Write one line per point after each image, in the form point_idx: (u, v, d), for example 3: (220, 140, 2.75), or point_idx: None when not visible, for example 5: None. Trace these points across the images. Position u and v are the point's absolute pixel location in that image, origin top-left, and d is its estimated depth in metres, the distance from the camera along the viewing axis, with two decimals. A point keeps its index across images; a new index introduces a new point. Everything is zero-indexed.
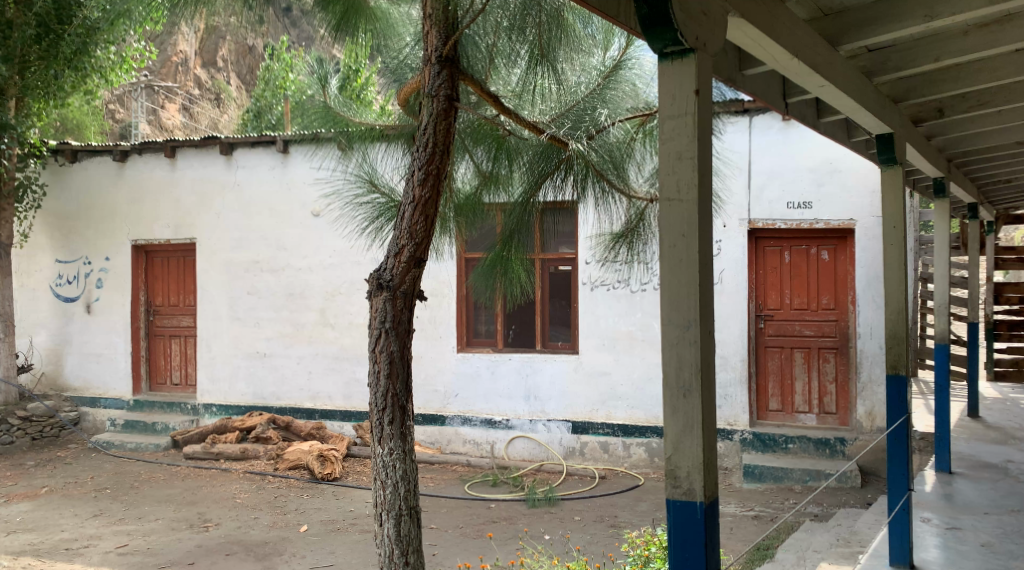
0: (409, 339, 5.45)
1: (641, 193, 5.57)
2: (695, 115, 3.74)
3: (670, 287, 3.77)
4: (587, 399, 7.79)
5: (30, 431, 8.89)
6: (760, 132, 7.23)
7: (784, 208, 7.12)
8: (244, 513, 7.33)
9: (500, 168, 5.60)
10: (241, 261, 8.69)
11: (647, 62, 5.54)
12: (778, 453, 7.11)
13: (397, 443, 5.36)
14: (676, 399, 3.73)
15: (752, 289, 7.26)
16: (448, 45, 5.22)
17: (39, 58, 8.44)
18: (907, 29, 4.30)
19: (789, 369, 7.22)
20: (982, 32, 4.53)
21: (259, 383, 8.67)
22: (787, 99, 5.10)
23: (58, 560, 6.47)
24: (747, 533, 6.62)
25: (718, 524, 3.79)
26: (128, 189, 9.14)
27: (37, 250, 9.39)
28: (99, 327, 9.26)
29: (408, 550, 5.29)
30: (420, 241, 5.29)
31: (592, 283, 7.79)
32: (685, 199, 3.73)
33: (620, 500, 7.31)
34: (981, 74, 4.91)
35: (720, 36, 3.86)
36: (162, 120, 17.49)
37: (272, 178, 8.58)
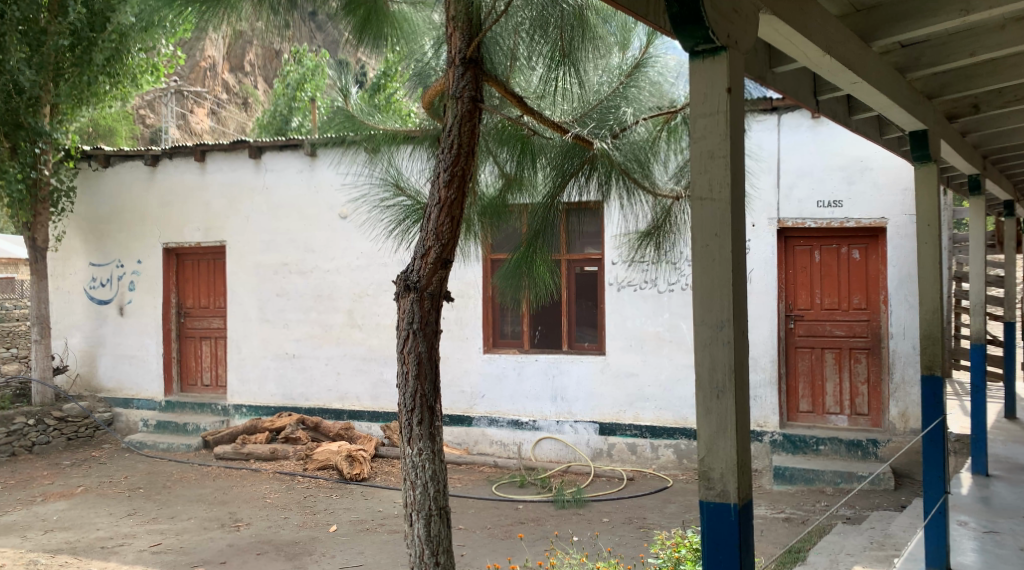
0: (437, 339, 5.25)
1: (666, 192, 5.49)
2: (728, 114, 3.70)
3: (700, 289, 3.71)
4: (614, 400, 8.29)
5: (65, 432, 9.80)
6: (789, 130, 7.87)
7: (815, 207, 7.77)
8: (274, 513, 7.63)
9: (524, 169, 5.50)
10: (270, 263, 9.52)
11: (673, 59, 5.46)
12: (808, 454, 7.72)
13: (426, 444, 5.17)
14: (709, 401, 3.69)
15: (783, 290, 7.95)
16: (472, 46, 5.08)
17: (72, 65, 9.22)
18: (941, 24, 4.36)
19: (820, 369, 7.91)
20: (1018, 26, 4.62)
21: (288, 384, 9.48)
22: (819, 97, 5.21)
23: (95, 559, 6.83)
24: (777, 536, 6.71)
25: (753, 525, 3.73)
26: (160, 191, 9.99)
27: (72, 253, 10.28)
28: (131, 329, 10.11)
29: (439, 550, 5.09)
30: (447, 241, 5.12)
31: (618, 283, 8.28)
32: (716, 198, 3.69)
33: (649, 501, 7.45)
34: (1018, 69, 5.00)
35: (752, 34, 3.83)
36: (191, 124, 21.16)
37: (300, 181, 9.40)
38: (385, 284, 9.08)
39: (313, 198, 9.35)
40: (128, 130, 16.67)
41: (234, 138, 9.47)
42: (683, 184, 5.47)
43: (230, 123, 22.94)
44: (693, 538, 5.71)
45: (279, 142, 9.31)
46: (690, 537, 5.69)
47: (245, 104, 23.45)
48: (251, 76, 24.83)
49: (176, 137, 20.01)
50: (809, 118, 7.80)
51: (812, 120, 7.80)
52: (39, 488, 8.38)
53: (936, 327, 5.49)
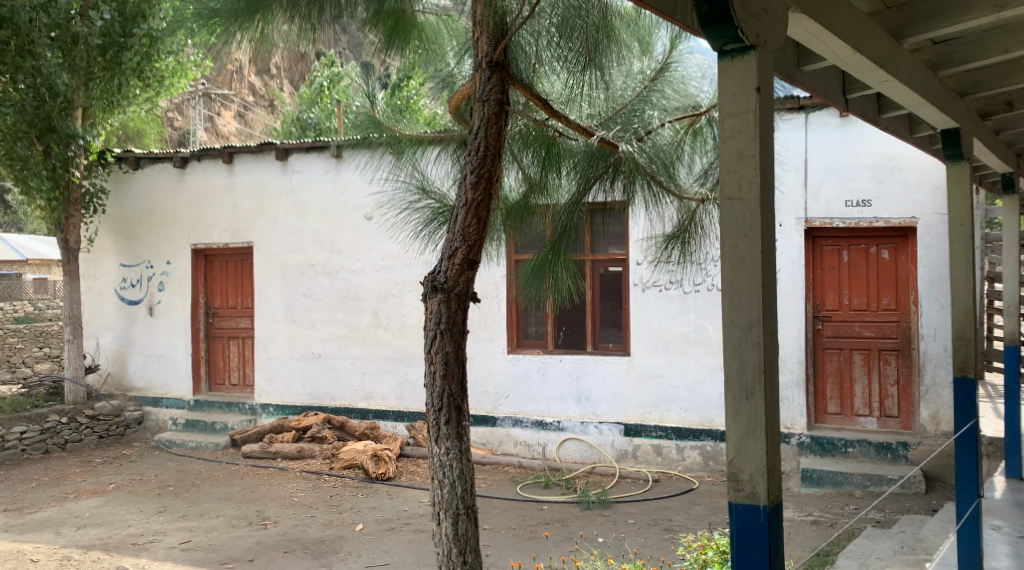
0: (465, 340, 5.24)
1: (691, 194, 5.44)
2: (757, 114, 3.67)
3: (730, 290, 3.67)
4: (638, 401, 8.26)
5: (97, 430, 9.90)
6: (817, 128, 7.78)
7: (843, 206, 7.68)
8: (301, 512, 7.68)
9: (549, 175, 5.47)
10: (296, 263, 9.60)
11: (699, 59, 5.40)
12: (836, 457, 7.64)
13: (453, 443, 5.17)
14: (738, 402, 3.65)
15: (810, 290, 7.87)
16: (498, 49, 5.08)
17: (103, 70, 9.34)
18: (975, 21, 4.30)
19: (848, 371, 7.82)
20: None
21: (315, 383, 9.54)
22: (848, 95, 5.17)
23: (127, 555, 6.92)
24: (804, 538, 6.65)
25: (782, 528, 3.69)
26: (189, 193, 10.10)
27: (103, 255, 10.43)
28: (161, 329, 10.22)
29: (466, 549, 5.08)
30: (474, 242, 5.11)
31: (643, 284, 8.25)
32: (746, 199, 3.65)
33: (675, 503, 7.41)
34: None
35: (781, 33, 3.80)
36: (219, 126, 22.32)
37: (326, 183, 9.45)
38: (411, 284, 9.12)
39: (339, 199, 9.41)
40: (158, 134, 17.39)
41: (261, 140, 9.53)
42: (708, 186, 5.42)
43: (257, 124, 24.20)
44: (720, 541, 5.67)
45: (306, 144, 9.37)
46: (717, 538, 5.65)
47: (271, 106, 24.74)
48: (277, 79, 25.49)
49: (204, 140, 21.19)
50: (838, 116, 7.71)
51: (841, 119, 7.72)
52: (72, 485, 8.51)
53: (969, 328, 5.40)
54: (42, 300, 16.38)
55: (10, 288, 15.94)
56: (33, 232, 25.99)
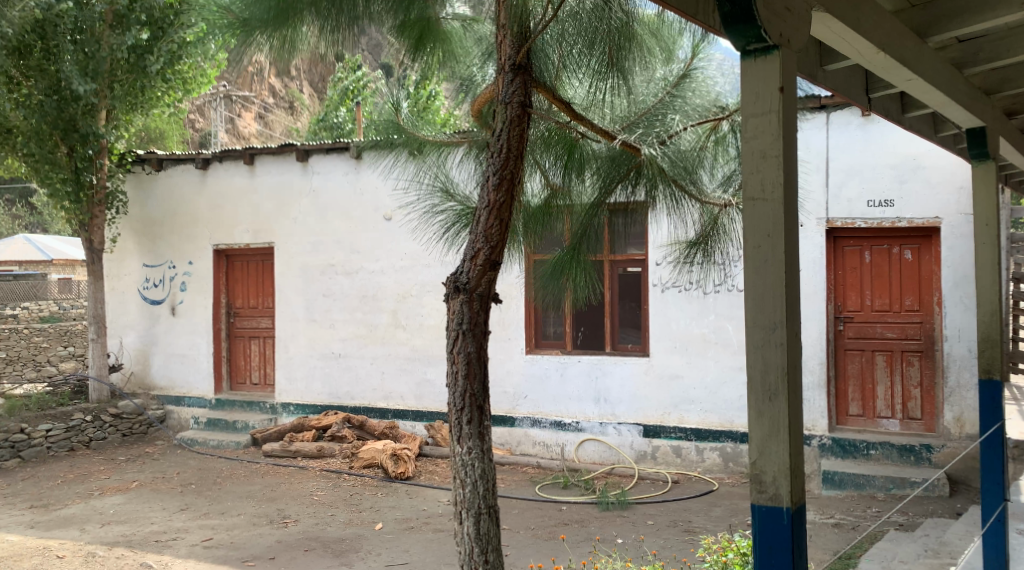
0: (486, 340, 5.19)
1: (714, 199, 5.39)
2: (780, 113, 3.64)
3: (753, 290, 3.65)
4: (657, 403, 8.23)
5: (120, 428, 10.02)
6: (838, 128, 7.71)
7: (865, 206, 7.62)
8: (322, 510, 7.72)
9: (571, 180, 5.40)
10: (317, 263, 9.65)
11: (718, 57, 5.48)
12: (858, 459, 7.58)
13: (474, 443, 5.10)
14: (761, 404, 3.62)
15: (832, 290, 7.81)
16: (521, 52, 5.03)
17: (127, 73, 9.47)
18: (1002, 19, 4.25)
19: (870, 372, 7.76)
20: None
21: (335, 383, 9.59)
22: (871, 94, 5.13)
23: (150, 552, 6.98)
24: (827, 541, 6.59)
25: (805, 530, 3.66)
26: (211, 193, 10.18)
27: (127, 255, 10.53)
28: (183, 328, 10.31)
29: (488, 548, 5.01)
30: (496, 243, 5.09)
31: (663, 284, 8.22)
32: (769, 199, 3.62)
33: (695, 505, 7.38)
34: None
35: (805, 32, 3.77)
36: (240, 128, 23.11)
37: (346, 184, 9.49)
38: (429, 284, 9.13)
39: (359, 200, 9.44)
40: (182, 136, 17.98)
41: (281, 141, 9.59)
42: (731, 192, 5.40)
43: (277, 126, 24.82)
44: (741, 542, 5.63)
45: (326, 145, 9.42)
46: (738, 540, 5.61)
47: (291, 107, 25.37)
48: (297, 81, 25.92)
49: (224, 141, 21.75)
50: (859, 115, 7.64)
51: (863, 118, 7.64)
52: (96, 482, 8.60)
53: (995, 329, 5.33)
54: (67, 300, 16.59)
55: (36, 288, 16.16)
56: (58, 234, 26.40)
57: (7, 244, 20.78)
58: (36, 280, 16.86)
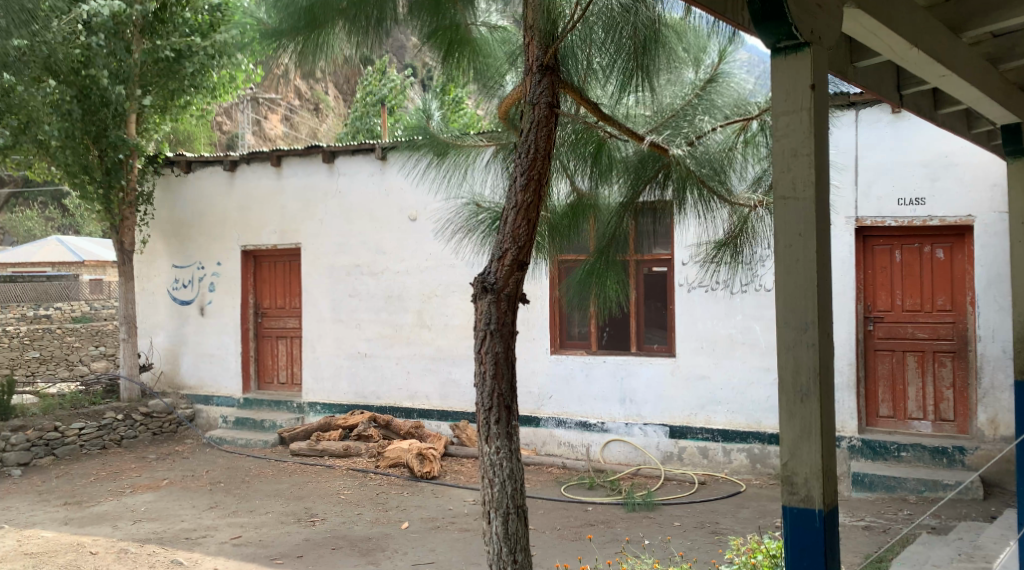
0: (514, 340, 5.05)
1: (744, 200, 5.29)
2: (813, 110, 3.62)
3: (784, 290, 3.63)
4: (683, 404, 8.18)
5: (151, 427, 10.15)
6: (868, 125, 7.61)
7: (896, 204, 7.50)
8: (348, 509, 7.76)
9: (596, 182, 5.41)
10: (343, 264, 9.70)
11: (744, 57, 5.35)
12: (889, 461, 7.48)
13: (503, 442, 4.97)
14: (793, 405, 3.61)
15: (861, 290, 7.72)
16: (549, 53, 4.92)
17: (158, 77, 9.70)
18: None
19: (901, 373, 7.65)
20: None
21: (361, 382, 9.63)
22: (902, 91, 5.10)
23: (180, 549, 7.05)
24: (858, 545, 6.49)
25: (838, 533, 3.64)
26: (239, 196, 10.26)
27: (156, 256, 10.65)
28: (212, 328, 10.40)
29: (516, 548, 4.88)
30: (524, 244, 4.93)
31: (689, 285, 8.16)
32: (801, 198, 3.60)
33: (722, 506, 7.31)
34: None
35: (837, 28, 3.73)
36: (265, 130, 23.54)
37: (372, 185, 9.52)
38: (454, 284, 9.13)
39: (385, 201, 9.46)
40: (210, 138, 18.28)
41: (308, 143, 9.63)
42: (759, 192, 5.31)
43: (302, 128, 25.24)
44: (770, 544, 5.55)
45: (352, 147, 9.46)
46: (766, 541, 5.54)
47: (316, 109, 25.77)
48: (322, 85, 26.29)
49: (250, 142, 22.07)
50: (889, 112, 7.53)
51: (893, 115, 7.52)
52: (128, 480, 8.71)
53: None
54: (98, 301, 16.83)
55: (67, 288, 16.37)
56: (90, 235, 26.86)
57: (40, 245, 21.10)
58: (68, 281, 17.09)
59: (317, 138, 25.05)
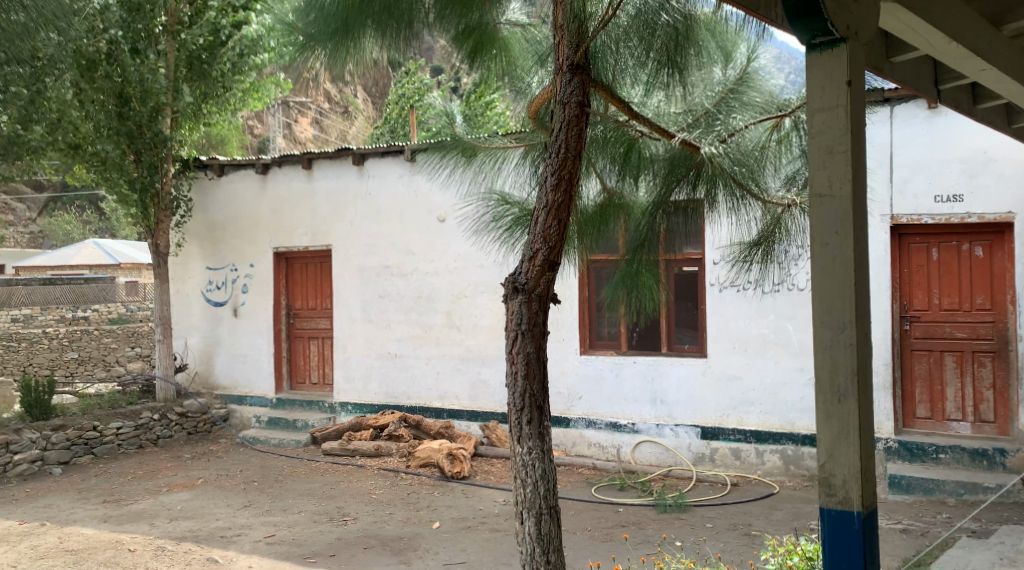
0: (546, 340, 4.93)
1: (776, 198, 5.20)
2: (847, 107, 3.77)
3: (821, 290, 3.78)
4: (715, 405, 8.10)
5: (185, 427, 10.27)
6: (903, 121, 7.47)
7: (932, 202, 7.36)
8: (380, 509, 7.77)
9: (625, 182, 5.35)
10: (373, 265, 9.75)
11: (771, 53, 5.24)
12: (927, 463, 7.35)
13: (535, 443, 4.85)
14: (830, 405, 3.77)
15: (897, 289, 7.58)
16: (579, 52, 4.83)
17: (189, 79, 9.76)
18: None
19: (938, 374, 7.50)
20: None
21: (391, 382, 9.67)
22: (940, 86, 5.02)
23: (215, 547, 7.10)
24: (895, 548, 6.38)
25: (877, 534, 3.80)
26: (272, 199, 10.34)
27: (190, 259, 10.76)
28: (245, 329, 10.49)
29: (550, 549, 4.77)
30: (555, 244, 4.82)
31: (720, 284, 8.09)
32: (837, 195, 3.76)
33: (755, 508, 7.22)
34: None
35: (873, 24, 3.87)
36: (297, 132, 24.42)
37: (401, 186, 9.54)
38: (483, 284, 9.13)
39: (414, 202, 9.48)
40: (242, 140, 18.78)
41: (337, 146, 9.67)
42: (794, 191, 5.21)
43: (332, 131, 25.79)
44: (807, 546, 5.44)
45: (381, 148, 9.49)
46: (803, 543, 5.44)
47: (346, 112, 26.16)
48: (353, 88, 26.67)
49: (281, 145, 22.45)
50: (925, 107, 7.39)
51: (929, 110, 7.38)
52: (165, 479, 8.80)
53: None
54: (134, 302, 17.12)
55: (104, 290, 16.60)
56: (126, 237, 27.30)
57: (77, 248, 21.23)
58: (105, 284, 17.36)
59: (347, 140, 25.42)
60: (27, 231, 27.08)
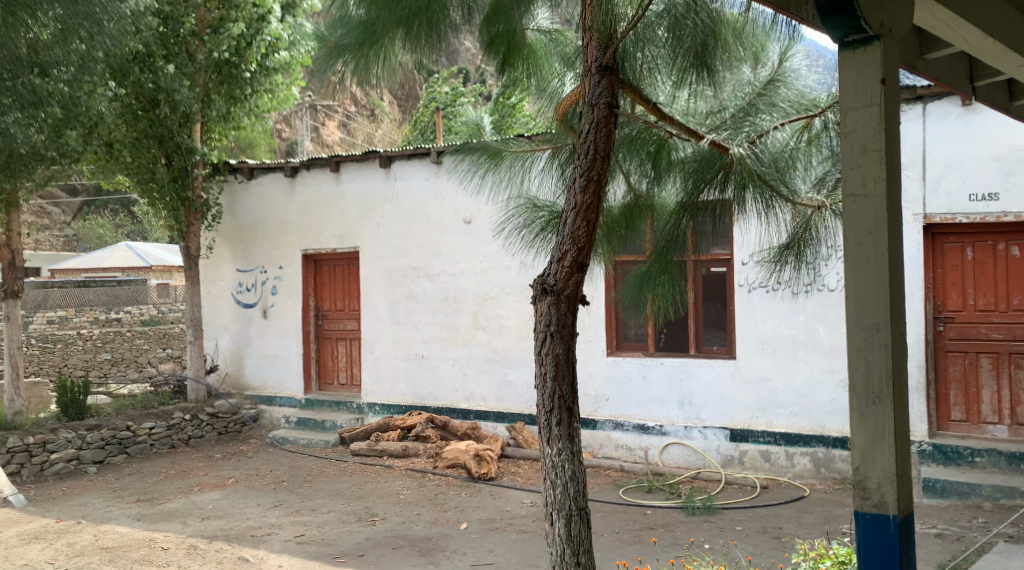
0: (575, 341, 4.81)
1: (807, 200, 5.08)
2: (881, 106, 3.70)
3: (855, 290, 3.72)
4: (744, 406, 8.02)
5: (216, 427, 10.35)
6: (936, 119, 7.35)
7: (967, 201, 7.23)
8: (408, 509, 7.79)
9: (649, 183, 5.26)
10: (400, 268, 9.77)
11: (801, 51, 5.16)
12: (962, 466, 7.22)
13: (566, 444, 4.73)
14: (864, 408, 3.70)
15: (930, 289, 7.45)
16: (608, 53, 4.71)
17: (219, 84, 9.90)
18: None
19: (973, 376, 7.36)
20: None
21: (418, 382, 9.70)
22: (975, 83, 4.92)
23: (246, 546, 7.15)
24: (930, 553, 6.26)
25: (914, 539, 3.73)
26: (300, 202, 10.41)
27: (221, 261, 10.86)
28: (274, 330, 10.56)
29: (580, 550, 4.65)
30: (584, 246, 4.70)
31: (749, 285, 8.01)
32: (871, 194, 3.70)
33: (785, 511, 7.14)
34: None
35: (906, 20, 3.81)
36: (324, 135, 25.24)
37: (427, 188, 9.57)
38: (509, 285, 9.11)
39: (441, 204, 9.49)
40: (269, 144, 19.04)
41: (364, 149, 9.72)
42: (825, 192, 5.09)
43: (358, 134, 26.19)
44: (840, 550, 5.30)
45: (407, 151, 9.51)
46: (836, 547, 5.31)
47: (373, 115, 26.57)
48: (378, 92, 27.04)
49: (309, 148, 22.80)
50: (959, 105, 7.26)
51: (963, 107, 7.25)
52: (196, 479, 8.88)
53: None
54: (165, 304, 17.34)
55: (136, 291, 16.77)
56: (158, 241, 27.71)
57: (110, 252, 21.43)
58: (139, 284, 17.51)
59: (374, 143, 25.70)
60: (62, 234, 27.45)
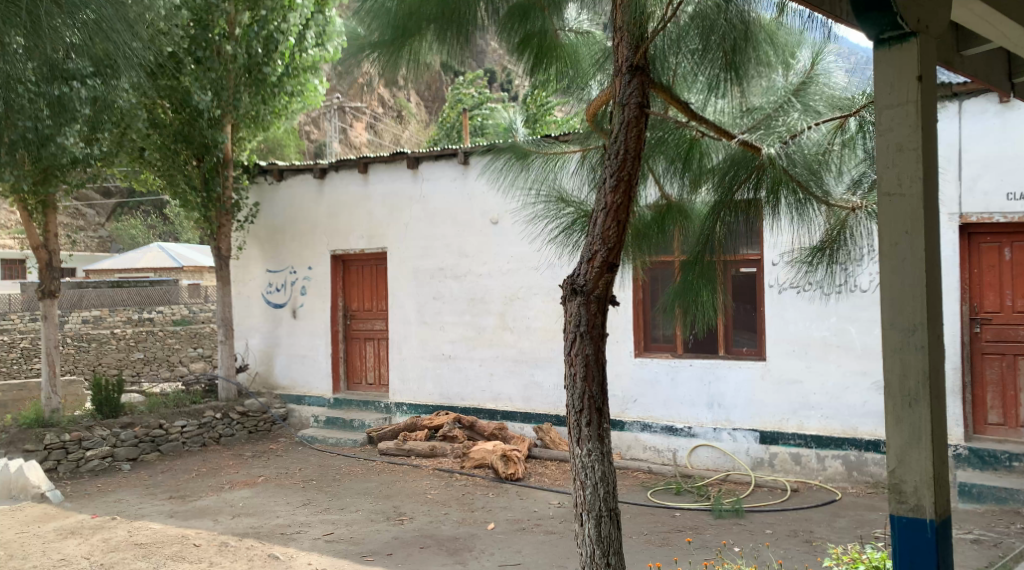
0: (605, 342, 4.73)
1: (841, 201, 4.96)
2: (917, 104, 3.62)
3: (892, 290, 3.63)
4: (775, 408, 7.93)
5: (247, 426, 10.42)
6: (972, 116, 7.21)
7: (1004, 200, 7.09)
8: (435, 509, 7.77)
9: (676, 185, 5.17)
10: (428, 268, 9.77)
11: (832, 49, 4.99)
12: (999, 471, 7.07)
13: (594, 445, 4.66)
14: (900, 410, 3.62)
15: (967, 289, 7.31)
16: (639, 53, 4.69)
17: (247, 86, 9.87)
18: None
19: (1011, 378, 7.21)
20: None
21: (445, 383, 9.70)
22: (1013, 78, 4.81)
23: (276, 544, 7.17)
24: (965, 559, 6.13)
25: (950, 542, 3.65)
26: (329, 204, 10.45)
27: (251, 261, 10.95)
28: (304, 330, 10.61)
29: (610, 551, 4.59)
30: (614, 246, 4.63)
31: (779, 286, 7.93)
32: (906, 193, 3.62)
33: (817, 515, 7.03)
34: None
35: (943, 16, 3.72)
36: (351, 137, 25.45)
37: (455, 189, 9.55)
38: (536, 286, 9.07)
39: (469, 206, 9.47)
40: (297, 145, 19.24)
41: (393, 150, 9.74)
42: (860, 193, 4.96)
43: (385, 135, 26.40)
44: (872, 555, 5.19)
45: (436, 151, 9.50)
46: (868, 553, 5.21)
47: (399, 118, 26.77)
48: (405, 94, 27.25)
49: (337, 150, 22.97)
50: (997, 102, 7.11)
51: (1000, 105, 7.10)
52: (227, 476, 8.94)
53: None
54: (196, 304, 17.52)
55: (167, 292, 16.96)
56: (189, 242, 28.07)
57: (143, 252, 21.68)
58: (170, 284, 17.72)
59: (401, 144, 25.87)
60: (96, 235, 27.90)
